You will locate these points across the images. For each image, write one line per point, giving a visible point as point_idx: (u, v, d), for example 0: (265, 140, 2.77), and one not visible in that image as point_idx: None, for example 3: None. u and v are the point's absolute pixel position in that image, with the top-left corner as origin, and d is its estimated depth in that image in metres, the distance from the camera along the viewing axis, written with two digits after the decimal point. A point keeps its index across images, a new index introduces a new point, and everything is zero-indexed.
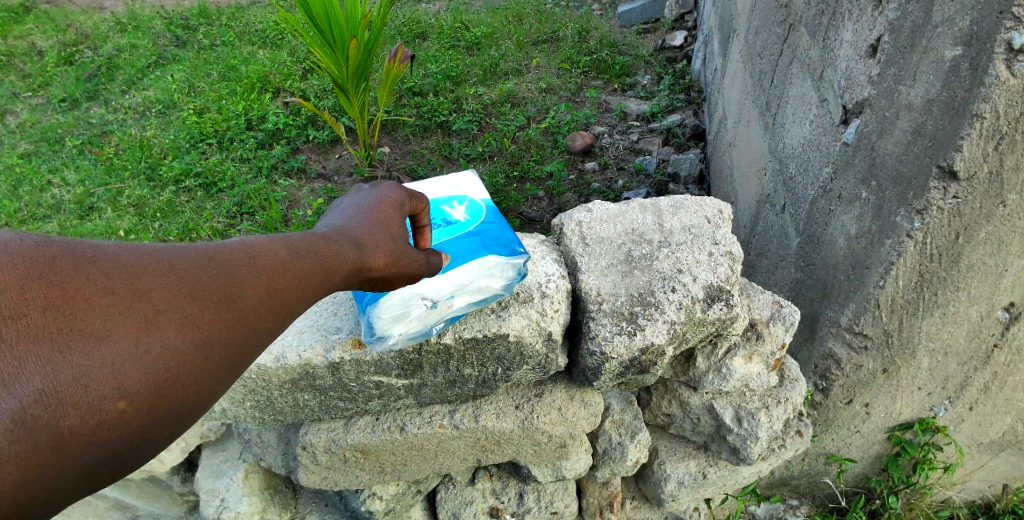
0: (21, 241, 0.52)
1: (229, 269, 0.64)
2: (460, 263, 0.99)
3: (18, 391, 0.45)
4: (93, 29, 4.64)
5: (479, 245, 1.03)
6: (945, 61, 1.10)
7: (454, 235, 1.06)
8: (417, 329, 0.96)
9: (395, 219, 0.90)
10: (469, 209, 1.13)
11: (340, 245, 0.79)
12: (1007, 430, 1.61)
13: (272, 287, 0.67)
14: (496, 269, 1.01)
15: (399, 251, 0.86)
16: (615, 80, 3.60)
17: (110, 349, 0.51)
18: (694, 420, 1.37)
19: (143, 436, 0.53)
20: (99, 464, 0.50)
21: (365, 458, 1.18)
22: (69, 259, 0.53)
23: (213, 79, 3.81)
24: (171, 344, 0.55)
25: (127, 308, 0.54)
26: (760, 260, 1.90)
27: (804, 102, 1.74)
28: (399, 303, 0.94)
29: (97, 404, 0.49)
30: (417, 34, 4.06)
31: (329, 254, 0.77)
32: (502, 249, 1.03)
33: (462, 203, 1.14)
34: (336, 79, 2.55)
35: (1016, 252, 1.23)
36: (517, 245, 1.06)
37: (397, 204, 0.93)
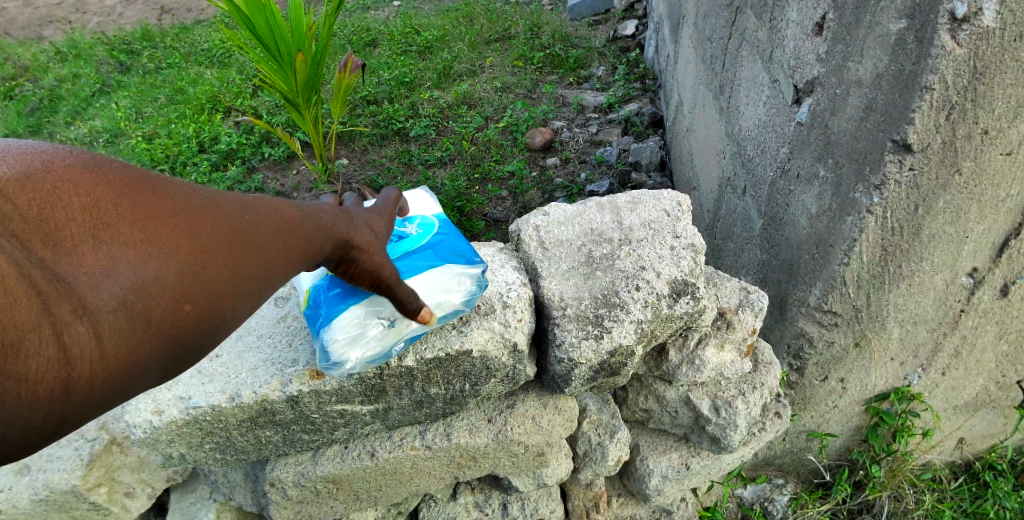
0: (104, 169, 0.63)
1: (258, 219, 0.73)
2: (416, 274, 0.96)
3: (111, 283, 0.55)
4: (31, 61, 4.46)
5: (432, 257, 1.00)
6: (891, 35, 1.10)
7: (410, 253, 1.01)
8: (376, 352, 0.93)
9: (385, 224, 0.94)
10: (420, 225, 1.09)
11: (356, 224, 0.87)
12: (979, 392, 1.63)
13: (292, 244, 0.76)
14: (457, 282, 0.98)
15: (379, 248, 0.88)
16: (570, 74, 3.59)
17: (175, 263, 0.61)
18: (672, 413, 1.36)
19: (195, 337, 0.63)
20: (163, 353, 0.61)
21: (338, 488, 1.14)
22: (140, 188, 0.63)
23: (161, 103, 3.70)
24: (215, 272, 0.64)
25: (187, 233, 0.63)
26: (726, 244, 1.90)
27: (756, 83, 1.74)
28: (355, 326, 0.91)
29: (165, 305, 0.59)
30: (368, 42, 3.99)
31: (344, 223, 0.85)
32: (459, 257, 1.01)
33: (412, 221, 1.10)
34: (286, 95, 2.48)
35: (975, 218, 1.23)
36: (474, 255, 1.03)
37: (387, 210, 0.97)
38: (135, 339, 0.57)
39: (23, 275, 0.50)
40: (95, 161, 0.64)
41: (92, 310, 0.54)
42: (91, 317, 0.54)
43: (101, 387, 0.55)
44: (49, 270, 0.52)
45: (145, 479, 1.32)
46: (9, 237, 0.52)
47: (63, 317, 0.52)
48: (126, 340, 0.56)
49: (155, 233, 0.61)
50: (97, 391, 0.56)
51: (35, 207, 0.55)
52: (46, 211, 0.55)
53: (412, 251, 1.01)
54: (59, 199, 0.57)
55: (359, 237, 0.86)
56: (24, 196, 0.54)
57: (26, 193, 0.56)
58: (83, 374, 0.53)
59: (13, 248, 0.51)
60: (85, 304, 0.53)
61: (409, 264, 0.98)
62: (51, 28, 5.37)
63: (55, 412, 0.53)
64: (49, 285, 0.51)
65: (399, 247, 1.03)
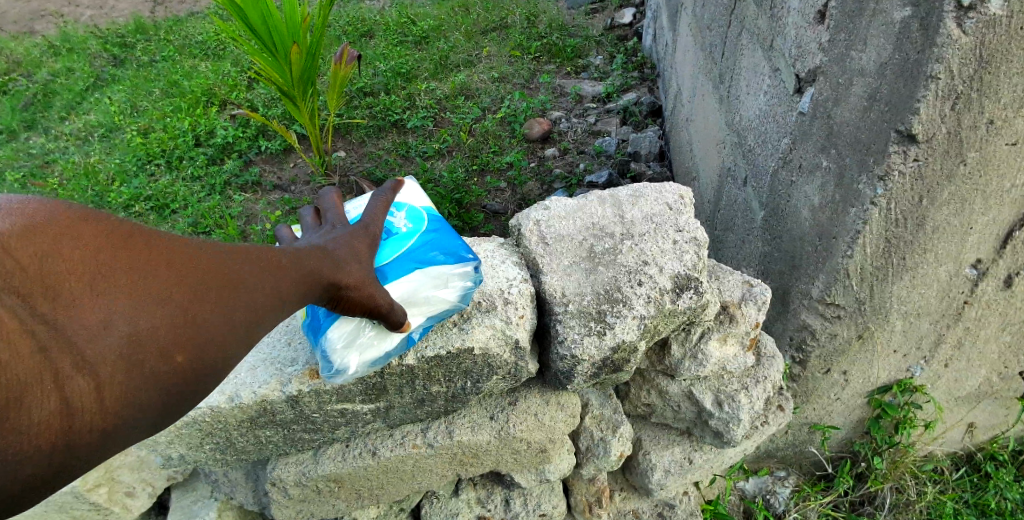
0: (98, 218, 0.63)
1: (248, 263, 0.73)
2: (406, 275, 0.94)
3: (110, 333, 0.55)
4: (24, 55, 4.41)
5: (423, 255, 0.98)
6: (895, 23, 1.08)
7: (399, 250, 0.98)
8: (374, 355, 0.92)
9: (368, 244, 0.91)
10: (410, 216, 1.06)
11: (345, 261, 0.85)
12: (981, 383, 1.63)
13: (284, 286, 0.75)
14: (450, 281, 0.97)
15: (369, 281, 0.86)
16: (568, 63, 3.56)
17: (171, 310, 0.60)
18: (675, 408, 1.35)
19: (190, 386, 0.62)
20: (159, 404, 0.59)
21: (340, 486, 1.14)
22: (134, 237, 0.63)
23: (156, 97, 3.66)
24: (210, 318, 0.64)
25: (181, 281, 0.63)
26: (727, 235, 1.88)
27: (756, 72, 1.72)
28: (350, 329, 0.90)
29: (162, 354, 0.58)
30: (363, 32, 3.95)
31: (335, 260, 0.84)
32: (450, 255, 0.99)
33: (400, 212, 1.06)
34: (281, 87, 2.45)
35: (980, 209, 1.22)
36: (466, 251, 1.01)
37: (368, 227, 0.94)
38: (132, 390, 0.56)
39: (25, 327, 0.49)
40: (88, 211, 0.63)
41: (92, 363, 0.53)
42: (91, 369, 0.53)
43: (100, 442, 0.54)
44: (49, 323, 0.51)
45: (145, 478, 1.31)
46: (10, 292, 0.50)
47: (63, 371, 0.50)
48: (125, 391, 0.55)
49: (150, 282, 0.60)
50: (95, 446, 0.54)
51: (36, 259, 0.54)
52: (46, 261, 0.54)
53: (401, 247, 0.98)
54: (56, 249, 0.56)
55: (349, 269, 0.85)
56: (21, 250, 0.53)
57: (21, 243, 0.54)
58: (83, 428, 0.52)
59: (14, 302, 0.50)
60: (84, 357, 0.52)
61: (398, 263, 0.95)
62: (43, 22, 5.31)
63: (57, 469, 0.51)
64: (49, 338, 0.50)
65: (388, 241, 0.99)
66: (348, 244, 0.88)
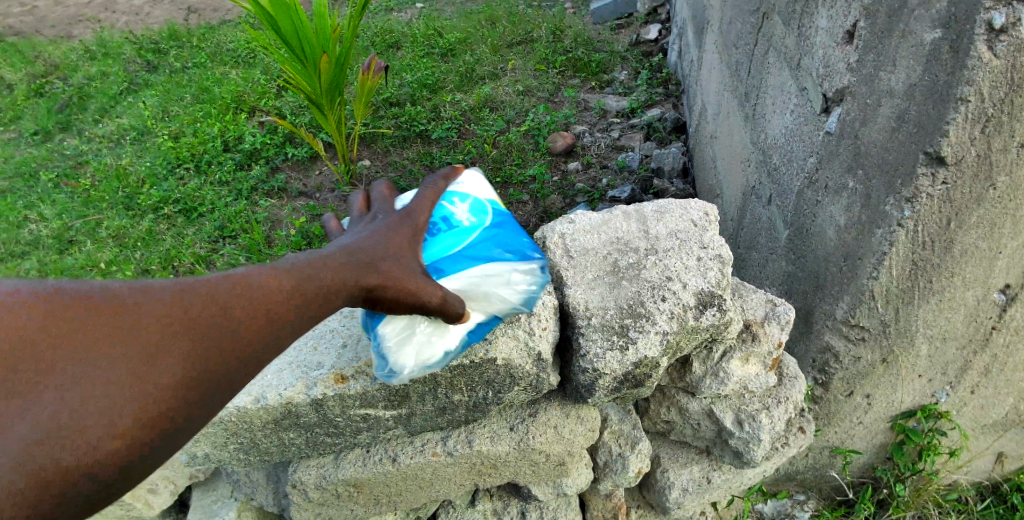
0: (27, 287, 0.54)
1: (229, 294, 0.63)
2: (473, 266, 0.95)
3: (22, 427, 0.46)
4: (62, 58, 4.55)
5: (485, 251, 0.97)
6: (925, 44, 1.08)
7: (463, 243, 0.98)
8: (434, 355, 0.93)
9: (410, 236, 0.87)
10: (472, 211, 1.04)
11: (376, 262, 0.79)
12: (1009, 411, 1.59)
13: (282, 311, 0.66)
14: (515, 276, 0.97)
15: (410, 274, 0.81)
16: (592, 78, 3.58)
17: (106, 383, 0.51)
18: (694, 426, 1.34)
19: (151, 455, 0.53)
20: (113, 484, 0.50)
21: (359, 492, 1.15)
22: (68, 300, 0.54)
23: (187, 102, 3.75)
24: (167, 376, 0.54)
25: (125, 340, 0.54)
26: (750, 254, 1.87)
27: (783, 91, 1.72)
28: (402, 328, 0.91)
29: (101, 431, 0.49)
30: (391, 44, 4.01)
31: (360, 266, 0.77)
32: (517, 251, 1.00)
33: (465, 202, 1.06)
34: (310, 96, 2.50)
35: (1010, 234, 1.21)
36: (531, 251, 1.02)
37: (411, 219, 0.90)
38: (65, 483, 0.47)
39: None
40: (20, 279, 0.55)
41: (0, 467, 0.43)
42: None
43: None
44: None
45: (168, 475, 1.34)
46: None
47: None
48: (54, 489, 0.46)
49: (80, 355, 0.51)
50: None
51: None
52: None
53: (467, 237, 0.99)
54: None
55: (386, 268, 0.79)
56: None
57: None
58: None
59: None
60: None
61: (464, 253, 0.96)
62: (81, 27, 5.48)
63: None
64: None
65: (450, 231, 0.99)
66: (387, 240, 0.83)
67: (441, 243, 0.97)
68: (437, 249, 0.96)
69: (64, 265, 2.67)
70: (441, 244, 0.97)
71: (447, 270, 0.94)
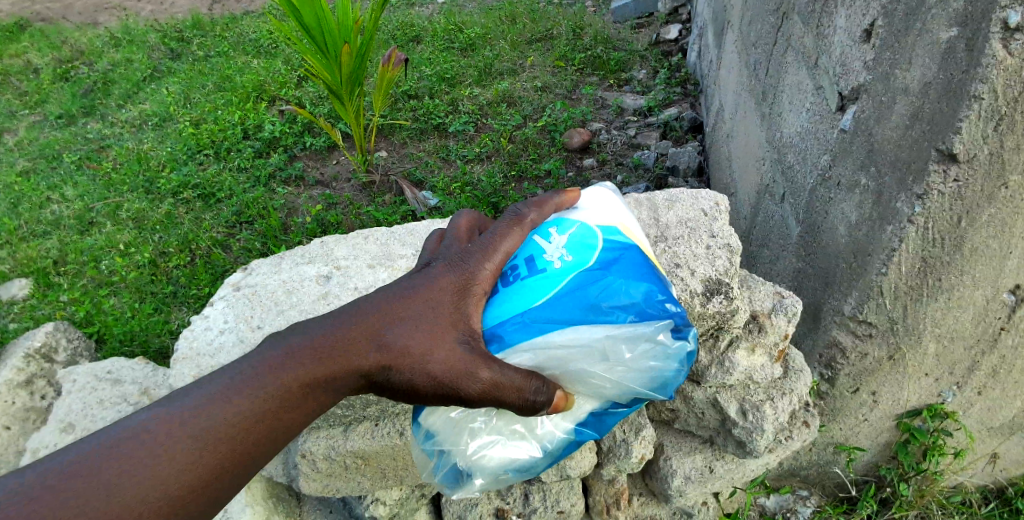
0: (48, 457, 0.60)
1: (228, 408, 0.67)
2: (566, 332, 0.78)
3: None
4: (87, 45, 4.63)
5: (578, 307, 0.79)
6: (941, 43, 1.08)
7: (551, 293, 0.81)
8: (517, 450, 0.88)
9: (449, 297, 0.78)
10: (569, 248, 0.86)
11: (385, 335, 0.74)
12: (1016, 415, 1.59)
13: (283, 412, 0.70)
14: (626, 350, 0.80)
15: (439, 354, 0.73)
16: (610, 76, 3.59)
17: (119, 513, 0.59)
18: (699, 415, 1.36)
19: None
20: None
21: (366, 464, 1.19)
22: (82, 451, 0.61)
23: (209, 90, 3.81)
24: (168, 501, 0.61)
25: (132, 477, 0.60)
26: (761, 251, 1.88)
27: (799, 90, 1.73)
28: (454, 428, 0.87)
29: None
30: (412, 37, 4.05)
31: (367, 342, 0.74)
32: (632, 308, 0.80)
33: (563, 234, 0.89)
34: (330, 85, 2.54)
35: (1020, 234, 1.21)
36: (643, 301, 0.81)
37: (461, 268, 0.82)
38: None
39: None
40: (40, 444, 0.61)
41: None
42: None
43: None
44: None
45: None
46: None
47: None
48: None
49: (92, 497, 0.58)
50: None
51: None
52: None
53: (561, 287, 0.81)
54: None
55: (405, 342, 0.74)
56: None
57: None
58: None
59: None
60: None
61: (555, 312, 0.79)
62: (107, 15, 5.57)
63: None
64: None
65: (538, 276, 0.82)
66: (413, 299, 0.77)
67: (530, 295, 0.81)
68: (518, 302, 0.81)
69: (85, 245, 2.74)
70: (524, 295, 0.81)
71: (530, 335, 0.77)
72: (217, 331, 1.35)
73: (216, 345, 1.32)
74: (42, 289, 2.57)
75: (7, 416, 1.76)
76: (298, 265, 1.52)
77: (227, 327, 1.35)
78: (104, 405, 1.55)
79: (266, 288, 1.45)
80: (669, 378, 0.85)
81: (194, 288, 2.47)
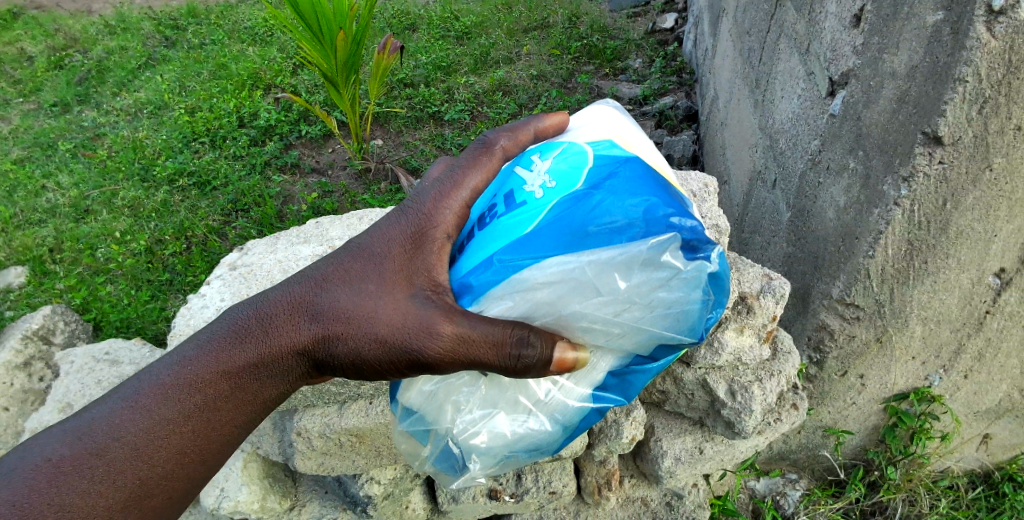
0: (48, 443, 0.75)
1: (189, 387, 0.80)
2: (552, 266, 0.77)
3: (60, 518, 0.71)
4: (81, 32, 4.60)
5: (567, 232, 0.79)
6: (927, 26, 1.10)
7: (538, 221, 0.82)
8: (516, 422, 0.90)
9: (402, 253, 0.84)
10: (554, 176, 0.88)
11: (323, 300, 0.83)
12: (1002, 398, 1.62)
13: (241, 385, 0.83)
14: (623, 279, 0.78)
15: (392, 314, 0.80)
16: (606, 65, 3.60)
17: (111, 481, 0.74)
18: (689, 396, 1.38)
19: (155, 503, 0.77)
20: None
21: (360, 442, 1.23)
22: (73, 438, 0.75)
23: (204, 78, 3.80)
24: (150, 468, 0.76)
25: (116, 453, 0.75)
26: (753, 237, 1.89)
27: (791, 76, 1.74)
28: (444, 402, 0.91)
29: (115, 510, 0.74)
30: (407, 25, 4.03)
31: (304, 312, 0.83)
32: (629, 228, 0.77)
33: (549, 163, 0.90)
34: (325, 73, 2.54)
35: (1005, 217, 1.23)
36: (636, 216, 0.77)
37: (415, 224, 0.88)
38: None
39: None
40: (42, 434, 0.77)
41: None
42: None
43: None
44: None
45: None
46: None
47: None
48: None
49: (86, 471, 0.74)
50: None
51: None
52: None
53: (546, 217, 0.81)
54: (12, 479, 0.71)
55: (347, 306, 0.82)
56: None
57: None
58: None
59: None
60: None
61: (538, 246, 0.78)
62: (101, 3, 5.53)
63: None
64: None
65: (523, 207, 0.85)
66: (351, 266, 0.85)
67: (515, 230, 0.82)
68: (510, 232, 0.83)
69: (80, 232, 2.74)
70: (514, 227, 0.83)
71: (512, 275, 0.78)
72: (213, 309, 1.36)
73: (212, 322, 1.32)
74: (38, 277, 2.58)
75: (5, 398, 1.77)
76: (293, 245, 1.54)
77: (223, 305, 1.37)
78: (101, 385, 1.56)
79: (262, 267, 1.47)
80: (689, 301, 0.82)
81: (189, 275, 2.48)
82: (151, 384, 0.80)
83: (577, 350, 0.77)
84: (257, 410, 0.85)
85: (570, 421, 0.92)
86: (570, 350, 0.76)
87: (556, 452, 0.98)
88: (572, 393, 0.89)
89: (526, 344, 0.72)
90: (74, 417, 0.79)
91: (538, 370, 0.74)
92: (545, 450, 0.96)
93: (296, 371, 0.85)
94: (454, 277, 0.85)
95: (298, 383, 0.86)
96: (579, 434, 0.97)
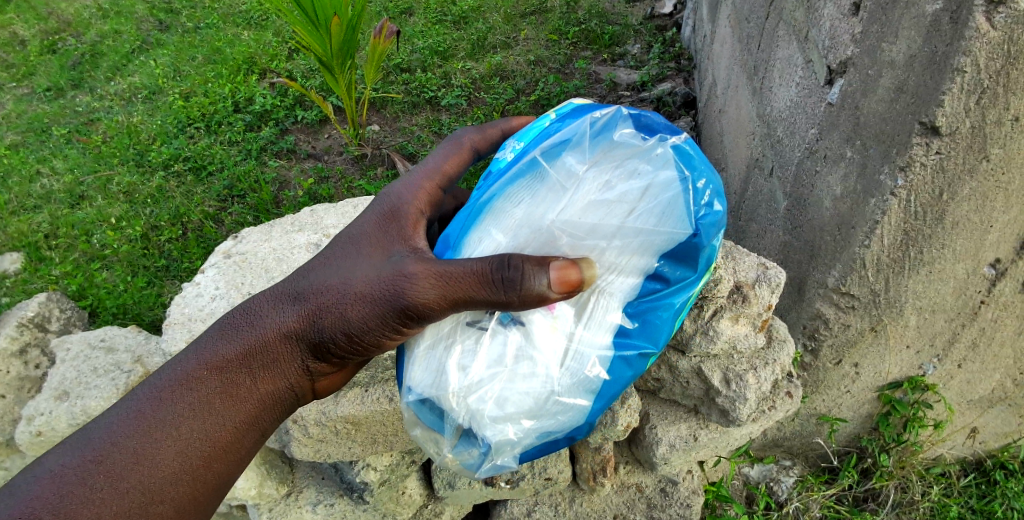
0: (63, 457, 0.83)
1: (183, 393, 0.88)
2: (520, 193, 0.88)
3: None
4: (74, 15, 4.50)
5: (531, 162, 0.91)
6: (926, 15, 1.08)
7: (508, 169, 0.94)
8: (528, 384, 0.83)
9: (379, 229, 0.97)
10: (517, 145, 1.02)
11: (305, 289, 0.94)
12: (995, 387, 1.63)
13: (232, 385, 0.90)
14: (587, 178, 0.87)
15: (369, 272, 0.90)
16: (604, 50, 3.58)
17: (117, 487, 0.81)
18: (683, 383, 1.38)
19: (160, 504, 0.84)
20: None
21: (356, 429, 1.24)
22: (81, 450, 0.83)
23: (199, 62, 3.76)
24: (154, 471, 0.83)
25: (120, 462, 0.82)
26: (750, 225, 1.89)
27: (790, 64, 1.72)
28: (439, 367, 0.85)
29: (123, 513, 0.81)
30: (404, 9, 3.97)
31: (284, 306, 0.94)
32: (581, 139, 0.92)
33: (515, 139, 1.03)
34: (321, 57, 2.51)
35: (1002, 207, 1.22)
36: (583, 132, 0.93)
37: (389, 207, 1.01)
38: None
39: None
40: (61, 449, 0.85)
41: None
42: None
43: None
44: None
45: None
46: None
47: None
48: None
49: (95, 480, 0.80)
50: None
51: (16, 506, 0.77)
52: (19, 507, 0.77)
53: (512, 165, 0.94)
54: (33, 490, 0.79)
55: (327, 284, 0.92)
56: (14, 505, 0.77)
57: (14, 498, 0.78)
58: None
59: None
60: None
61: (506, 183, 0.90)
62: None
63: None
64: None
65: (494, 170, 0.98)
66: (332, 259, 0.97)
67: (486, 187, 0.94)
68: (484, 188, 0.95)
69: (76, 218, 2.73)
70: (488, 183, 0.95)
71: (486, 214, 0.88)
72: (207, 297, 1.35)
73: (206, 310, 1.32)
74: (34, 263, 2.58)
75: (1, 385, 1.78)
76: (288, 233, 1.54)
77: (218, 293, 1.36)
78: (97, 372, 1.55)
79: (256, 255, 1.47)
80: (666, 182, 0.85)
81: (185, 262, 2.48)
82: (153, 393, 0.88)
83: (582, 268, 0.79)
84: (255, 407, 0.92)
85: (589, 371, 0.85)
86: (571, 269, 0.78)
87: (582, 414, 0.89)
88: (592, 343, 0.85)
89: (509, 266, 0.76)
90: (79, 434, 0.87)
91: (531, 293, 0.75)
92: (569, 411, 0.88)
93: (287, 358, 0.93)
94: (440, 242, 0.93)
95: (293, 376, 0.94)
96: (607, 392, 0.90)
